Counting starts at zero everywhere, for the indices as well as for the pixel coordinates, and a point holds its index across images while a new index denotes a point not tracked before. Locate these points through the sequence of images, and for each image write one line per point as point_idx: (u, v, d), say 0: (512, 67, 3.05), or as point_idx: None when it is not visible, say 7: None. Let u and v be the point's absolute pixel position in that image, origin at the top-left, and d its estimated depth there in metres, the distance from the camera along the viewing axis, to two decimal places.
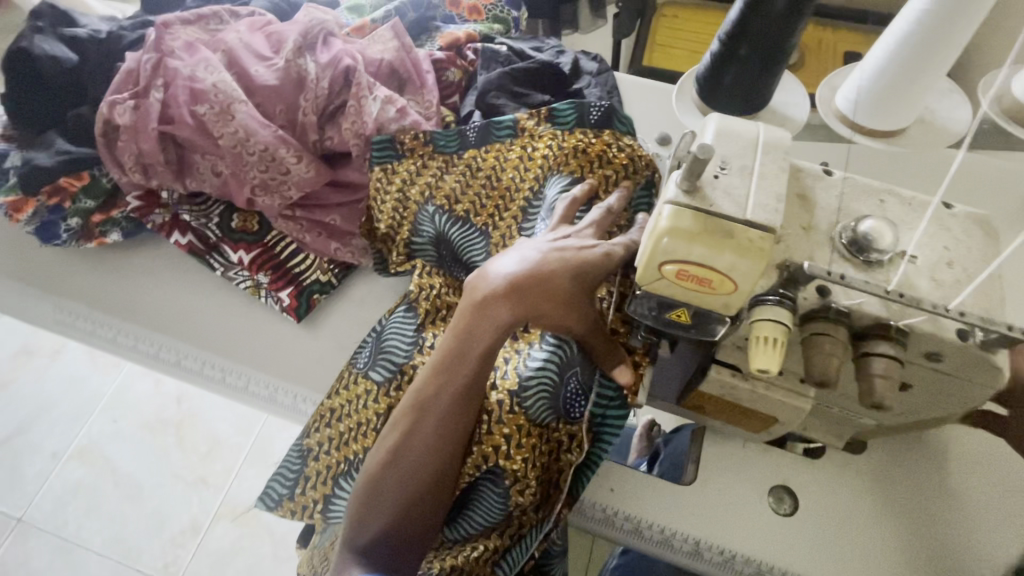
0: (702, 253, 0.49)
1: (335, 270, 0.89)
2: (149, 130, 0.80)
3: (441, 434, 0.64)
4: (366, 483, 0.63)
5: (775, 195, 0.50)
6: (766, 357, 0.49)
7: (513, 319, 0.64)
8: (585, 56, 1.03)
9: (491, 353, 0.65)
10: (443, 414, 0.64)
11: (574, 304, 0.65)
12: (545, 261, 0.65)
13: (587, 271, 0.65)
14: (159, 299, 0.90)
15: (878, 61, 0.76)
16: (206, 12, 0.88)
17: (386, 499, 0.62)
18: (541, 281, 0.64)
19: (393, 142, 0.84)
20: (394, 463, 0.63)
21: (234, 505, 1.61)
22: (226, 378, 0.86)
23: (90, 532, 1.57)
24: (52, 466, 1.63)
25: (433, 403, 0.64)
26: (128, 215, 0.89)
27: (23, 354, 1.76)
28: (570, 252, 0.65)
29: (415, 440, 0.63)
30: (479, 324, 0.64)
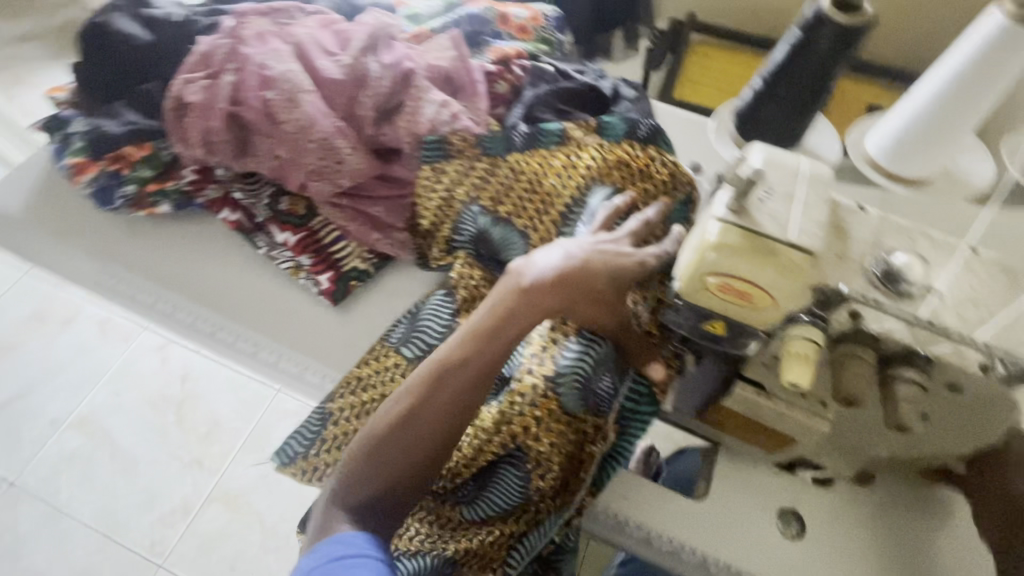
0: (746, 268, 0.52)
1: (373, 260, 0.92)
2: (217, 109, 0.82)
3: (452, 407, 0.66)
4: (370, 440, 0.65)
5: (817, 222, 0.54)
6: (800, 371, 0.52)
7: (545, 310, 0.67)
8: (627, 83, 1.08)
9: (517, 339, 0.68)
10: (461, 390, 0.66)
11: (610, 301, 0.68)
12: (588, 262, 0.68)
13: (625, 273, 0.68)
14: (201, 273, 0.93)
15: (928, 95, 0.78)
16: (278, 6, 0.93)
17: (387, 461, 0.64)
18: (581, 277, 0.68)
19: (443, 144, 0.87)
20: (404, 427, 0.65)
21: (228, 489, 1.62)
22: (256, 353, 0.89)
23: (81, 503, 1.57)
24: (52, 431, 1.65)
25: (455, 377, 0.66)
26: (181, 188, 0.93)
27: (36, 319, 1.80)
28: (608, 253, 0.69)
29: (429, 409, 0.65)
30: (515, 308, 0.67)
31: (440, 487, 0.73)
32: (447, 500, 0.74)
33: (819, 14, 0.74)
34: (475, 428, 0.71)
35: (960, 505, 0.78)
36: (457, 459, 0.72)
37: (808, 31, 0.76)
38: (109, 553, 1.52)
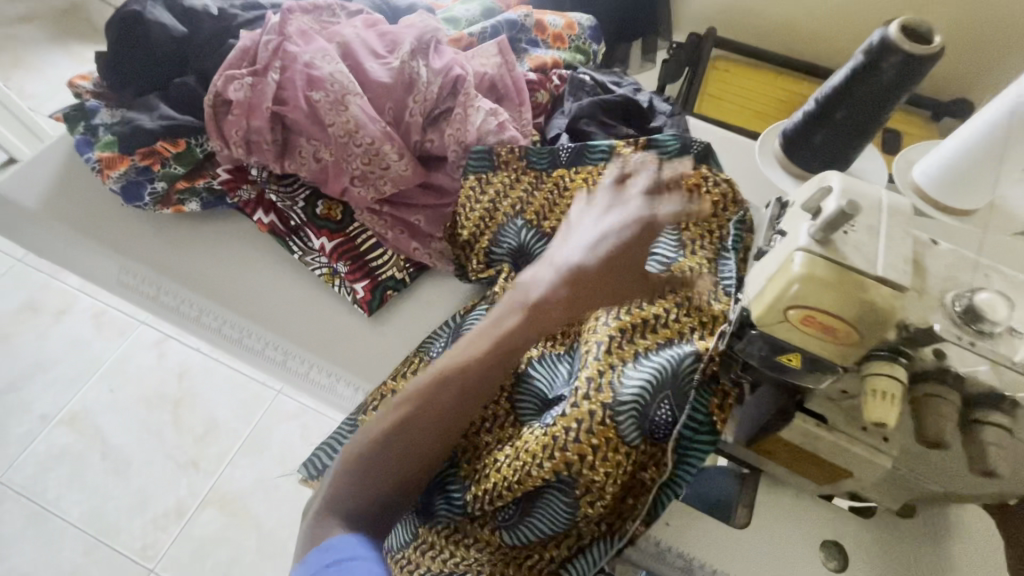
0: (832, 302, 0.51)
1: (411, 269, 0.90)
2: (262, 109, 0.79)
3: (454, 410, 0.65)
4: (373, 440, 0.63)
5: (903, 256, 0.53)
6: (883, 411, 0.51)
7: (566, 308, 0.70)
8: (660, 96, 1.10)
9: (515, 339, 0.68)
10: (465, 390, 0.65)
11: (616, 285, 0.70)
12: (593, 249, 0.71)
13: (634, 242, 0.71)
14: (229, 277, 0.90)
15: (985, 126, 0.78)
16: (321, 3, 0.90)
17: (387, 462, 0.62)
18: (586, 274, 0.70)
19: (490, 154, 0.85)
20: (404, 426, 0.64)
21: (224, 493, 1.56)
22: (290, 364, 0.87)
23: (70, 502, 1.52)
24: (41, 428, 1.59)
25: (460, 376, 0.65)
26: (211, 186, 0.89)
27: (28, 310, 1.74)
28: (614, 248, 0.70)
29: (424, 412, 0.64)
30: (520, 316, 0.68)
31: (477, 507, 0.70)
32: (484, 522, 0.71)
33: (885, 39, 0.73)
34: (523, 450, 0.67)
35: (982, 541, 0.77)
36: (501, 481, 0.68)
37: (872, 56, 0.75)
38: (98, 555, 1.47)
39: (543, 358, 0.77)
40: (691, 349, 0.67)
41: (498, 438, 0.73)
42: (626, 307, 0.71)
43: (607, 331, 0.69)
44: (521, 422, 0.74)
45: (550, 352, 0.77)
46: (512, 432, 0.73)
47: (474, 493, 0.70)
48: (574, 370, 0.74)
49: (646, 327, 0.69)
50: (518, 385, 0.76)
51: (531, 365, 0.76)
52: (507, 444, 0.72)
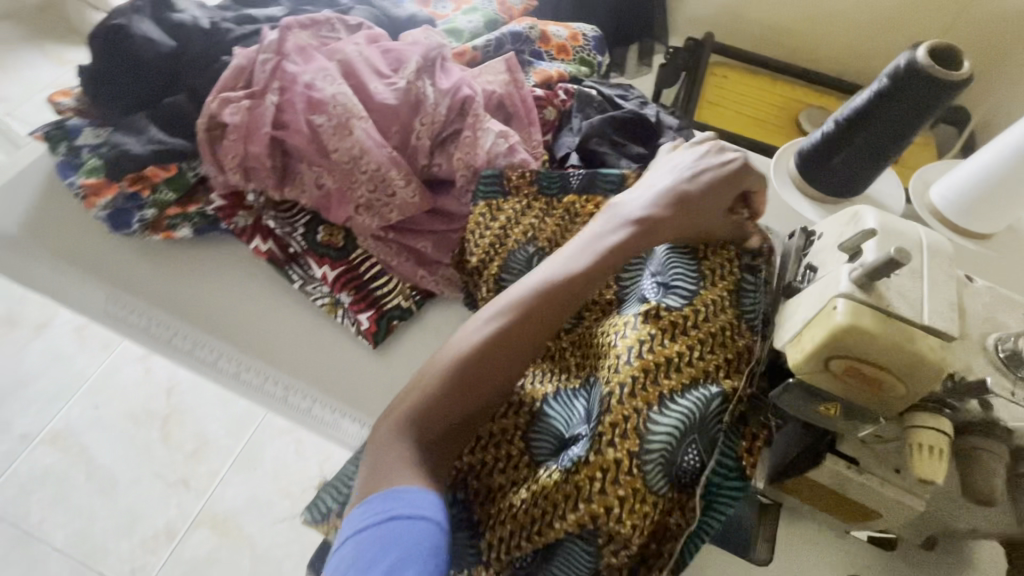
0: (879, 355, 0.48)
1: (417, 298, 0.85)
2: (260, 133, 0.75)
3: (536, 340, 0.65)
4: (450, 370, 0.62)
5: (948, 302, 0.51)
6: (934, 466, 0.49)
7: (658, 228, 0.71)
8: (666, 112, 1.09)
9: (618, 252, 0.69)
10: (545, 325, 0.65)
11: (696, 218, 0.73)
12: (685, 195, 0.73)
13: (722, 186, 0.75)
14: (227, 307, 0.85)
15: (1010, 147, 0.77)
16: (320, 18, 0.86)
17: (460, 400, 0.62)
18: (678, 198, 0.73)
19: (500, 178, 0.81)
20: (482, 361, 0.63)
21: (215, 512, 1.51)
22: (289, 398, 0.81)
23: (54, 525, 1.45)
24: (22, 448, 1.53)
25: (544, 311, 0.65)
26: (204, 212, 0.85)
27: (6, 323, 1.66)
28: (683, 194, 0.73)
29: (502, 360, 0.63)
30: (602, 269, 0.68)
31: (495, 556, 0.65)
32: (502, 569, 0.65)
33: (913, 63, 0.71)
34: (541, 496, 0.63)
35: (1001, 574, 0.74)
36: (520, 529, 0.64)
37: (898, 80, 0.73)
38: None
39: (558, 395, 0.71)
40: (716, 390, 0.64)
41: (513, 480, 0.68)
42: (646, 343, 0.65)
43: (628, 372, 0.63)
44: (536, 464, 0.68)
45: (566, 387, 0.72)
46: (529, 473, 0.68)
47: (491, 540, 0.65)
48: (591, 407, 0.68)
49: (670, 365, 0.64)
50: (532, 424, 0.70)
51: (547, 403, 0.71)
52: (522, 484, 0.66)
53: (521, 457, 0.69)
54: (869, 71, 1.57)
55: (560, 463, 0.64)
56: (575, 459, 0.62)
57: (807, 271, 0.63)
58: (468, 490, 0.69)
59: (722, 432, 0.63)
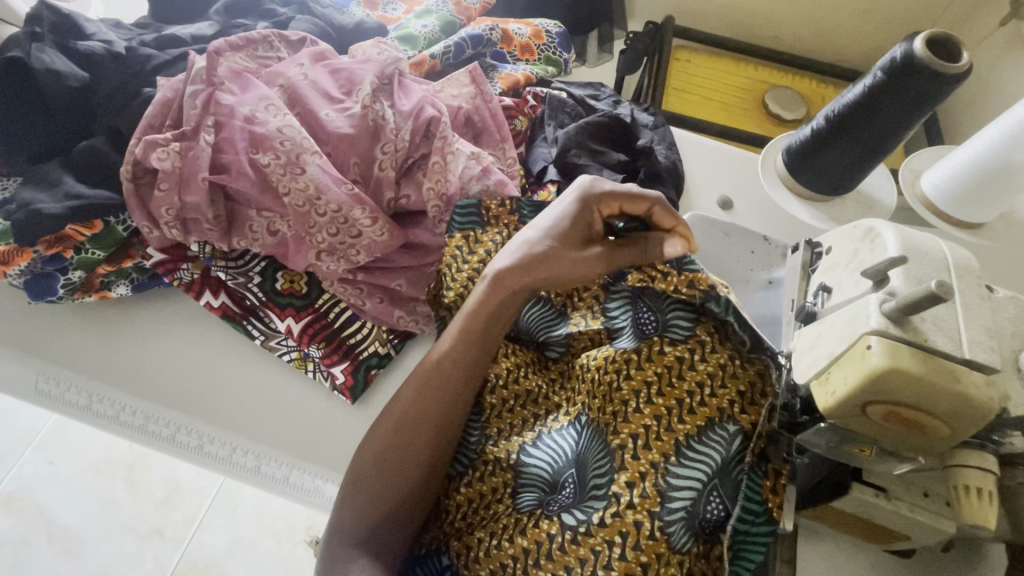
0: (920, 399, 0.44)
1: (395, 341, 0.77)
2: (197, 179, 0.65)
3: (447, 410, 0.64)
4: (371, 456, 0.62)
5: (984, 328, 0.47)
6: (983, 512, 0.45)
7: (518, 275, 0.65)
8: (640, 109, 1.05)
9: (497, 316, 0.66)
10: (446, 393, 0.64)
11: (566, 265, 0.64)
12: (538, 248, 0.65)
13: (580, 214, 0.66)
14: (177, 372, 0.75)
15: (1004, 134, 0.74)
16: (255, 36, 0.76)
17: (387, 487, 0.62)
18: (542, 247, 0.65)
19: (478, 207, 0.74)
20: (396, 442, 0.63)
21: (196, 559, 1.40)
22: (262, 468, 0.74)
23: None
24: None
25: (438, 376, 0.64)
26: (141, 265, 0.75)
27: None
28: (542, 244, 0.66)
29: (399, 445, 0.62)
30: (475, 336, 0.65)
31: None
32: None
33: (910, 55, 0.66)
34: (547, 558, 0.58)
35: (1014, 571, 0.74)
36: None
37: (891, 74, 0.69)
38: None
39: (538, 441, 0.67)
40: (734, 429, 0.59)
41: (492, 532, 0.63)
42: (646, 389, 0.61)
43: (640, 421, 0.60)
44: (518, 512, 0.63)
45: (552, 428, 0.67)
46: (509, 523, 0.63)
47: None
48: (582, 452, 0.64)
49: (682, 408, 0.60)
50: (518, 479, 0.65)
51: (525, 452, 0.66)
52: (505, 538, 0.61)
53: (505, 511, 0.64)
54: (836, 48, 1.54)
55: (551, 512, 0.61)
56: (589, 519, 0.58)
57: (819, 292, 0.58)
58: (452, 555, 0.64)
59: (745, 474, 0.58)
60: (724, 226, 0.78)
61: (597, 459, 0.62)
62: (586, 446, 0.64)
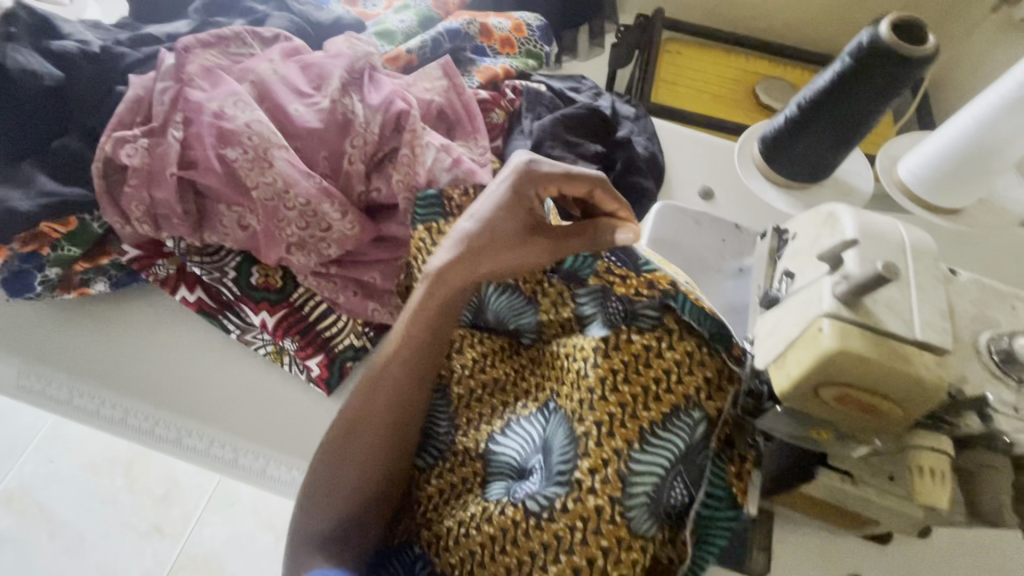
0: (870, 381, 0.44)
1: (370, 334, 0.77)
2: (166, 175, 0.66)
3: (396, 408, 0.65)
4: (324, 457, 0.65)
5: (938, 310, 0.46)
6: (937, 494, 0.45)
7: (457, 273, 0.65)
8: (621, 101, 1.05)
9: (443, 313, 0.66)
10: (395, 392, 0.65)
11: (512, 255, 0.64)
12: (474, 240, 0.65)
13: (512, 203, 0.65)
14: (156, 366, 0.76)
15: (980, 116, 0.73)
16: (227, 33, 0.76)
17: (344, 485, 0.64)
18: (481, 237, 0.65)
19: (440, 198, 0.72)
20: (348, 442, 0.65)
21: (195, 555, 1.41)
22: (239, 460, 0.74)
23: None
24: None
25: (384, 377, 0.65)
26: (120, 263, 0.76)
27: None
28: (481, 234, 0.65)
29: (354, 442, 0.65)
30: (422, 334, 0.66)
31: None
32: None
33: (876, 41, 0.66)
34: (512, 544, 0.59)
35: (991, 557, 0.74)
36: None
37: (859, 59, 0.68)
38: None
39: (507, 429, 0.67)
40: (699, 416, 0.60)
41: (462, 521, 0.64)
42: (613, 377, 0.61)
43: (606, 409, 0.60)
44: (486, 500, 0.64)
45: (520, 416, 0.67)
46: (477, 512, 0.63)
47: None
48: (548, 439, 0.64)
49: (647, 396, 0.61)
50: (486, 467, 0.66)
51: (493, 441, 0.67)
52: (471, 525, 0.63)
53: (473, 499, 0.65)
54: (828, 37, 1.52)
55: (517, 496, 0.61)
56: (551, 504, 0.58)
57: (784, 278, 0.58)
58: (422, 544, 0.66)
59: (709, 461, 0.59)
60: (697, 215, 0.78)
61: (562, 446, 0.61)
62: (553, 432, 0.63)
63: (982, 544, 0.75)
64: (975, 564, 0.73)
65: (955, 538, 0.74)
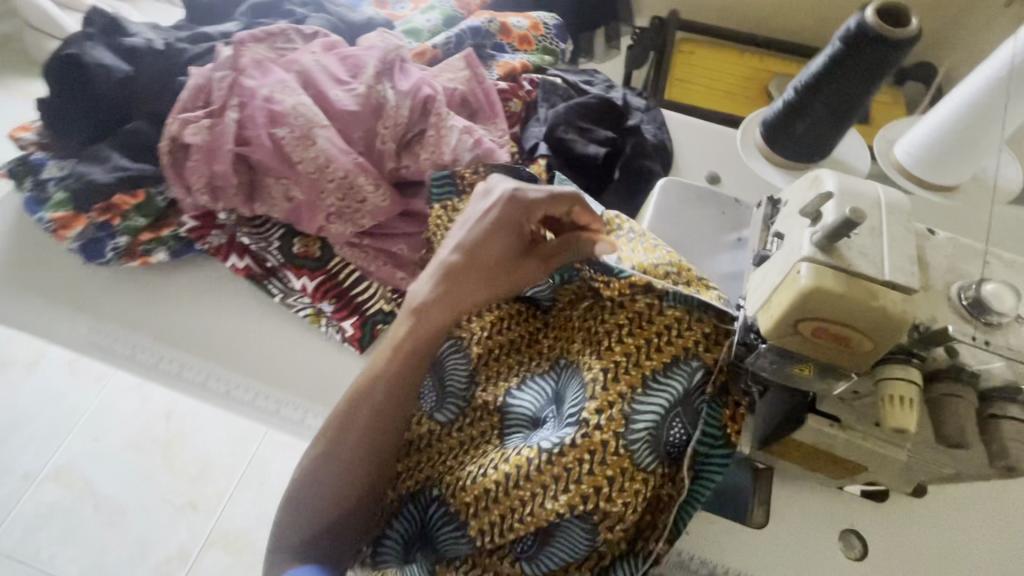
0: (843, 314, 0.50)
1: (398, 301, 0.84)
2: (223, 151, 0.75)
3: (376, 426, 0.70)
4: (306, 469, 0.70)
5: (907, 256, 0.51)
6: (904, 417, 0.50)
7: (440, 303, 0.71)
8: (633, 94, 1.11)
9: (421, 339, 0.71)
10: (374, 409, 0.70)
11: (494, 277, 0.73)
12: (454, 267, 0.72)
13: (495, 229, 0.73)
14: (210, 325, 0.85)
15: (969, 95, 0.77)
16: (274, 30, 0.85)
17: (324, 494, 0.69)
18: (460, 264, 0.72)
19: (452, 178, 0.80)
20: (329, 458, 0.69)
21: (227, 530, 1.51)
22: (280, 412, 0.81)
23: (67, 561, 1.45)
24: (24, 487, 1.51)
25: (368, 396, 0.70)
26: (178, 235, 0.85)
27: None
28: (462, 261, 0.72)
29: (336, 456, 0.69)
30: (406, 354, 0.71)
31: (486, 543, 0.67)
32: (504, 555, 0.68)
33: (863, 25, 0.72)
34: (525, 479, 0.65)
35: (982, 514, 0.77)
36: (509, 512, 0.66)
37: (849, 43, 0.74)
38: None
39: (524, 384, 0.73)
40: (697, 364, 0.66)
41: (480, 464, 0.69)
42: (620, 330, 0.68)
43: (612, 357, 0.67)
44: (505, 448, 0.70)
45: (534, 373, 0.74)
46: (495, 457, 0.69)
47: (478, 528, 0.67)
48: (561, 390, 0.71)
49: (650, 347, 0.67)
50: (504, 419, 0.72)
51: (511, 395, 0.73)
52: (488, 465, 0.68)
53: (492, 448, 0.71)
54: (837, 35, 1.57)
55: (533, 440, 0.67)
56: (562, 441, 0.64)
57: (776, 239, 0.63)
58: (441, 487, 0.72)
59: (704, 403, 0.65)
60: (694, 190, 0.84)
61: (573, 395, 0.68)
62: (565, 384, 0.71)
63: (976, 502, 0.78)
64: (968, 518, 0.77)
65: (948, 495, 0.78)
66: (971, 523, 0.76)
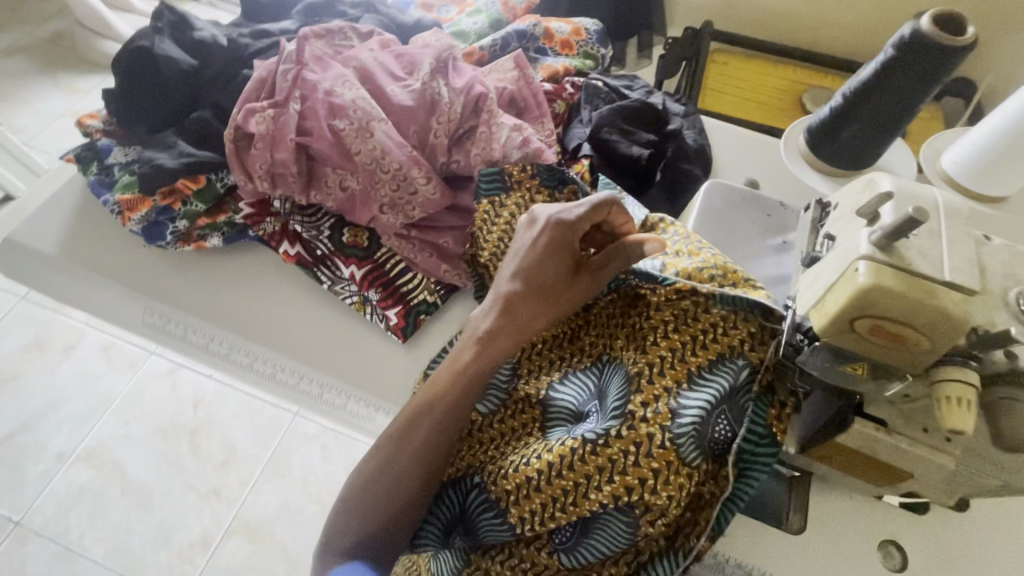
0: (901, 313, 0.50)
1: (442, 292, 0.86)
2: (286, 140, 0.79)
3: (433, 445, 0.69)
4: (359, 481, 0.70)
5: (967, 258, 0.51)
6: (961, 418, 0.50)
7: (505, 330, 0.69)
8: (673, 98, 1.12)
9: (482, 366, 0.69)
10: (433, 430, 0.68)
11: (553, 301, 0.70)
12: (517, 292, 0.70)
13: (549, 253, 0.71)
14: (255, 310, 0.88)
15: (1021, 105, 0.77)
16: (334, 27, 0.89)
17: (375, 507, 0.69)
18: (524, 286, 0.70)
19: (501, 174, 0.81)
20: (381, 474, 0.69)
21: (247, 520, 1.53)
22: (323, 395, 0.85)
23: (94, 541, 1.48)
24: (57, 467, 1.55)
25: (425, 416, 0.69)
26: (232, 221, 0.89)
27: (36, 347, 1.70)
28: (524, 283, 0.70)
29: (391, 472, 0.69)
30: (466, 376, 0.69)
31: (526, 530, 0.68)
32: (542, 545, 0.69)
33: (917, 33, 0.72)
34: (568, 469, 0.66)
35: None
36: (553, 501, 0.66)
37: (901, 50, 0.74)
38: None
39: (565, 379, 0.75)
40: (742, 362, 0.66)
41: (522, 454, 0.70)
42: (665, 326, 0.69)
43: (657, 352, 0.68)
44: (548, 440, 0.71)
45: (576, 369, 0.76)
46: (538, 447, 0.70)
47: (518, 516, 0.68)
48: (604, 384, 0.72)
49: (695, 343, 0.68)
50: (546, 412, 0.74)
51: (553, 388, 0.74)
52: (532, 455, 0.69)
53: (534, 440, 0.72)
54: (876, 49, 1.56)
55: (576, 432, 0.68)
56: (607, 431, 0.65)
57: (826, 241, 0.63)
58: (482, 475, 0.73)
59: (751, 402, 0.65)
60: (740, 193, 0.84)
61: (617, 389, 0.69)
62: (608, 379, 0.72)
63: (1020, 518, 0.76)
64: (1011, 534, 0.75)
65: (991, 510, 0.77)
66: (1015, 539, 0.75)
